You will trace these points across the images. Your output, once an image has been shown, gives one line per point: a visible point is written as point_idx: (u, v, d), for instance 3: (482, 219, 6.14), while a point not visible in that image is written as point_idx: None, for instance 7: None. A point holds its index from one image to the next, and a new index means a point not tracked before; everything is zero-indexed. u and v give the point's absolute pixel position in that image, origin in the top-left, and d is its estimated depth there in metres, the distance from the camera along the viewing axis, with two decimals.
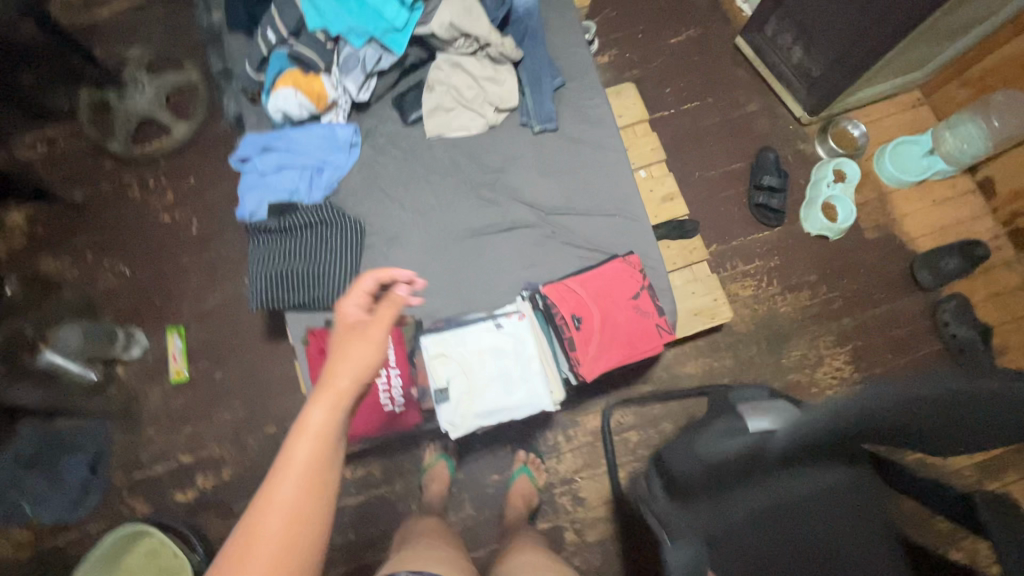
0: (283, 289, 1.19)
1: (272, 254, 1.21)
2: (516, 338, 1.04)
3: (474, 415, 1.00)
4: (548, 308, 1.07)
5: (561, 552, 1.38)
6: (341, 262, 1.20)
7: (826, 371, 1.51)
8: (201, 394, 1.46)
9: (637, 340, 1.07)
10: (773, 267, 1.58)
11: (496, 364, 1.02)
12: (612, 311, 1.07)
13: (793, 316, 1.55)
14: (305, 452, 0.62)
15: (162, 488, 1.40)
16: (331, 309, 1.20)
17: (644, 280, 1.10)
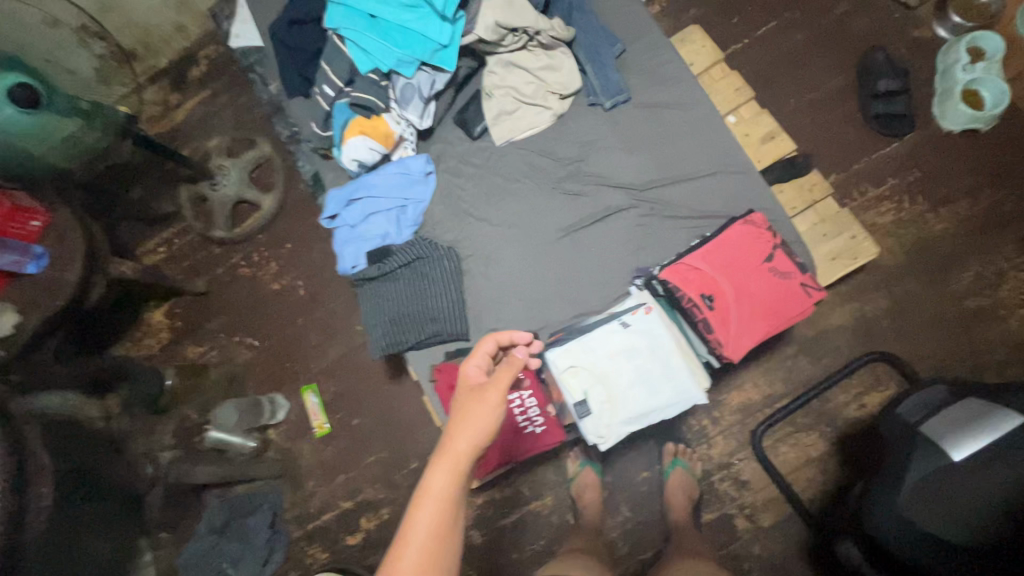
0: (398, 331, 1.21)
1: (380, 301, 1.23)
2: (646, 333, 0.97)
3: (621, 422, 0.95)
4: (672, 293, 0.99)
5: (736, 542, 1.28)
6: (446, 292, 1.19)
7: (1010, 288, 1.27)
8: (346, 442, 1.54)
9: (782, 307, 0.95)
10: (913, 181, 1.35)
11: (631, 364, 0.96)
12: (746, 281, 0.96)
13: (951, 233, 1.32)
14: (428, 513, 0.72)
15: (334, 534, 1.49)
16: (448, 341, 1.20)
17: (774, 239, 0.98)
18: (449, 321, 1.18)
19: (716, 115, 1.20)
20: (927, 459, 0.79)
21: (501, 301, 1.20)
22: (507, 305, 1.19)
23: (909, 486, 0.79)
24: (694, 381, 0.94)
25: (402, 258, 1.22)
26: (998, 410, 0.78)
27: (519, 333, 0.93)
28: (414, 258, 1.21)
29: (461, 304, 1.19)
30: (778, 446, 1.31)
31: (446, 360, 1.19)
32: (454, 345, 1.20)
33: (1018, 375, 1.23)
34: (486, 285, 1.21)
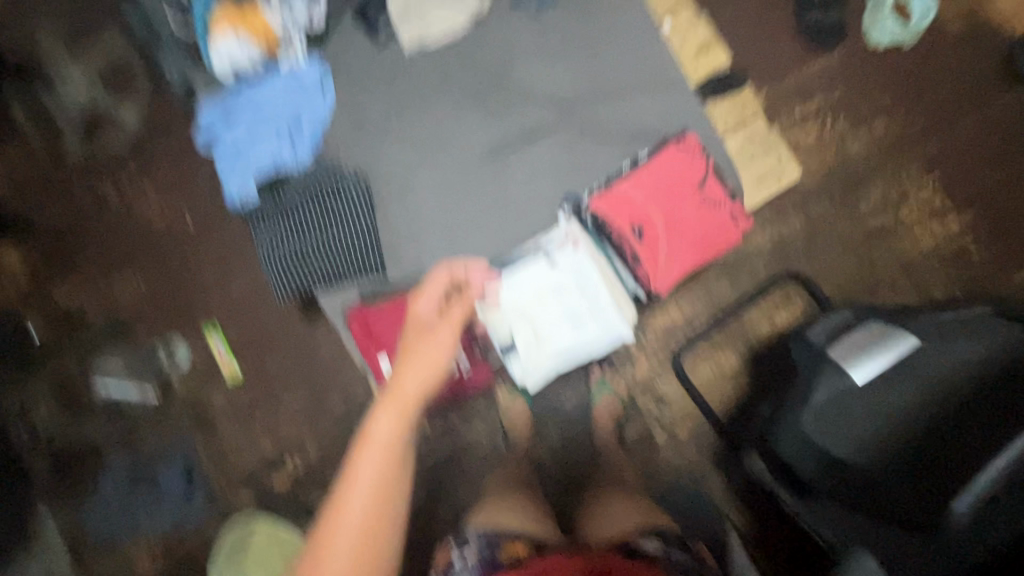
0: (304, 271, 1.07)
1: (279, 238, 1.07)
2: (574, 270, 0.93)
3: (549, 362, 0.93)
4: (601, 224, 0.95)
5: (657, 453, 1.36)
6: (356, 225, 1.06)
7: (911, 208, 1.34)
8: (262, 386, 1.43)
9: (710, 238, 0.94)
10: (838, 100, 1.34)
11: (560, 302, 0.93)
12: (676, 211, 0.93)
13: (867, 153, 1.34)
14: (374, 462, 0.68)
15: (257, 479, 1.42)
16: (363, 280, 1.08)
17: (707, 164, 0.94)
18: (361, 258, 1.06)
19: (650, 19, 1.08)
20: (831, 382, 0.85)
21: (419, 233, 1.09)
22: (425, 238, 1.09)
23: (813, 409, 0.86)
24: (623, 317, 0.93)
25: (303, 190, 1.06)
26: (898, 334, 0.84)
27: (475, 265, 0.86)
28: (317, 190, 1.06)
29: (375, 239, 1.07)
30: (697, 365, 1.37)
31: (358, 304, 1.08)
32: (369, 284, 1.10)
33: (908, 289, 1.34)
34: (401, 215, 1.09)
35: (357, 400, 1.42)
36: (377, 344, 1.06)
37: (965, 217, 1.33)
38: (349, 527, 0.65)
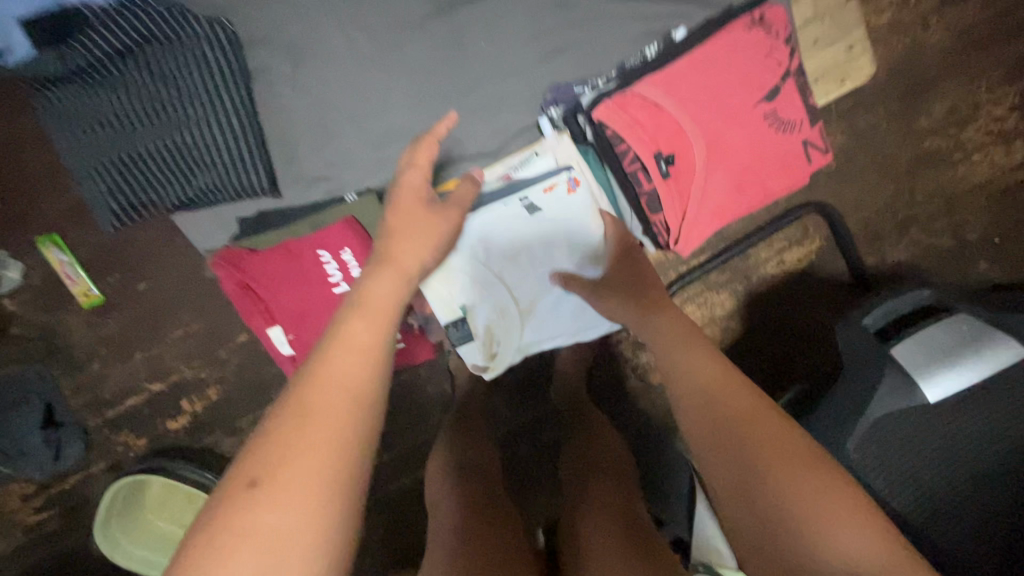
0: (146, 179, 0.73)
1: (95, 133, 0.72)
2: (558, 230, 0.76)
3: (513, 338, 0.78)
4: (613, 146, 0.72)
5: (629, 404, 1.17)
6: (220, 112, 0.72)
7: (978, 127, 1.06)
8: (135, 313, 1.10)
9: (762, 176, 0.76)
10: None
11: (535, 269, 0.77)
12: (725, 136, 0.73)
13: (946, 45, 1.01)
14: (363, 331, 0.52)
15: (146, 421, 1.16)
16: (238, 196, 0.75)
17: (779, 77, 0.73)
18: (232, 163, 0.73)
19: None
20: (893, 395, 0.62)
21: (326, 125, 0.75)
22: (341, 136, 0.75)
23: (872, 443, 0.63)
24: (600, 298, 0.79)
25: (131, 59, 0.70)
26: (997, 337, 0.60)
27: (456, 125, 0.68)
28: (153, 58, 0.70)
29: (248, 143, 0.73)
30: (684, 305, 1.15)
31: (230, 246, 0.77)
32: (251, 207, 0.78)
33: (945, 229, 1.11)
34: (298, 96, 0.74)
35: None
36: (264, 304, 0.78)
37: None
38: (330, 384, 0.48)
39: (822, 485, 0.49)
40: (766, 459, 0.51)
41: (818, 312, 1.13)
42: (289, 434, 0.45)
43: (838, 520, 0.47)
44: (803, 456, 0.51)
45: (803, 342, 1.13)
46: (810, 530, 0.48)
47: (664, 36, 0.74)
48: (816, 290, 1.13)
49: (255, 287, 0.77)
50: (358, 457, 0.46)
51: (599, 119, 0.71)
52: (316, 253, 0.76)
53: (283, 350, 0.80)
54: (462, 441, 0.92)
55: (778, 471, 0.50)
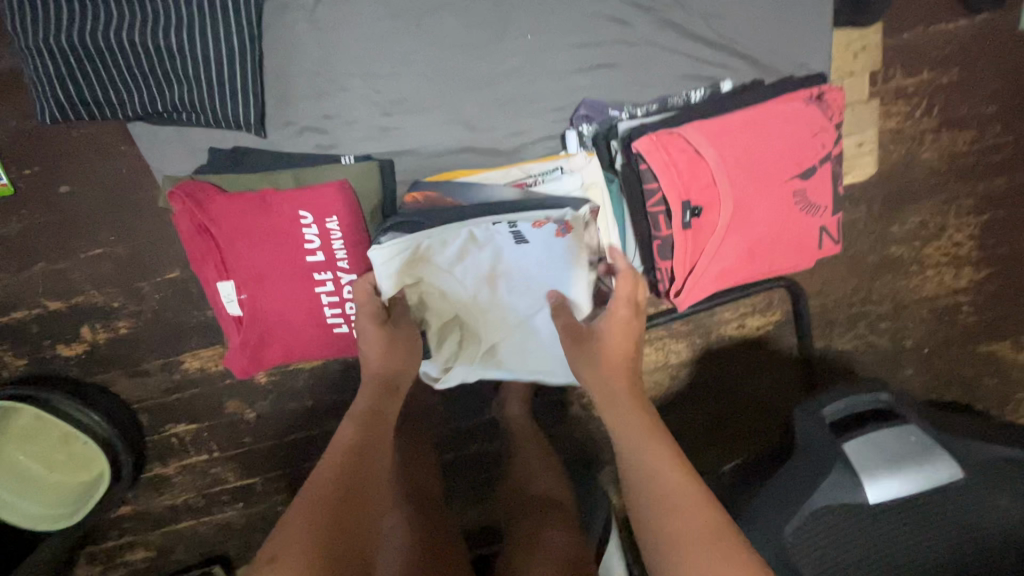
0: (109, 73, 0.63)
1: (51, 1, 0.60)
2: (542, 266, 0.67)
3: (469, 361, 0.71)
4: (643, 180, 0.67)
5: (567, 434, 1.13)
6: (213, 18, 0.61)
7: (939, 247, 1.14)
8: (44, 218, 0.94)
9: (776, 251, 0.72)
10: (944, 86, 1.02)
11: (508, 299, 0.69)
12: (752, 202, 0.68)
13: (934, 166, 1.07)
14: (351, 428, 0.60)
15: (34, 340, 1.01)
16: (213, 122, 0.65)
17: (818, 158, 0.69)
18: (217, 82, 0.63)
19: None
20: (836, 490, 0.64)
21: (333, 73, 0.67)
22: (350, 90, 0.68)
23: (811, 528, 0.64)
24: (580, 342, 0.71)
25: None
26: (939, 457, 0.63)
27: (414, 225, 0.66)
28: None
29: (240, 67, 0.63)
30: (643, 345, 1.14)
31: (195, 182, 0.67)
32: (230, 140, 0.70)
33: (886, 330, 1.19)
34: (308, 32, 0.65)
35: None
36: (220, 256, 0.68)
37: (979, 274, 1.17)
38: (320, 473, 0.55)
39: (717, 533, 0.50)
40: (664, 501, 0.53)
41: (760, 380, 1.18)
42: (291, 520, 0.50)
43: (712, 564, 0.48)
44: (701, 502, 0.53)
45: (737, 405, 1.18)
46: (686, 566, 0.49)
47: (712, 85, 0.72)
48: (764, 360, 1.18)
49: (215, 232, 0.66)
50: (351, 540, 0.50)
51: (638, 150, 0.65)
52: (295, 212, 0.67)
53: (230, 312, 0.69)
54: (404, 466, 0.85)
55: (677, 512, 0.52)
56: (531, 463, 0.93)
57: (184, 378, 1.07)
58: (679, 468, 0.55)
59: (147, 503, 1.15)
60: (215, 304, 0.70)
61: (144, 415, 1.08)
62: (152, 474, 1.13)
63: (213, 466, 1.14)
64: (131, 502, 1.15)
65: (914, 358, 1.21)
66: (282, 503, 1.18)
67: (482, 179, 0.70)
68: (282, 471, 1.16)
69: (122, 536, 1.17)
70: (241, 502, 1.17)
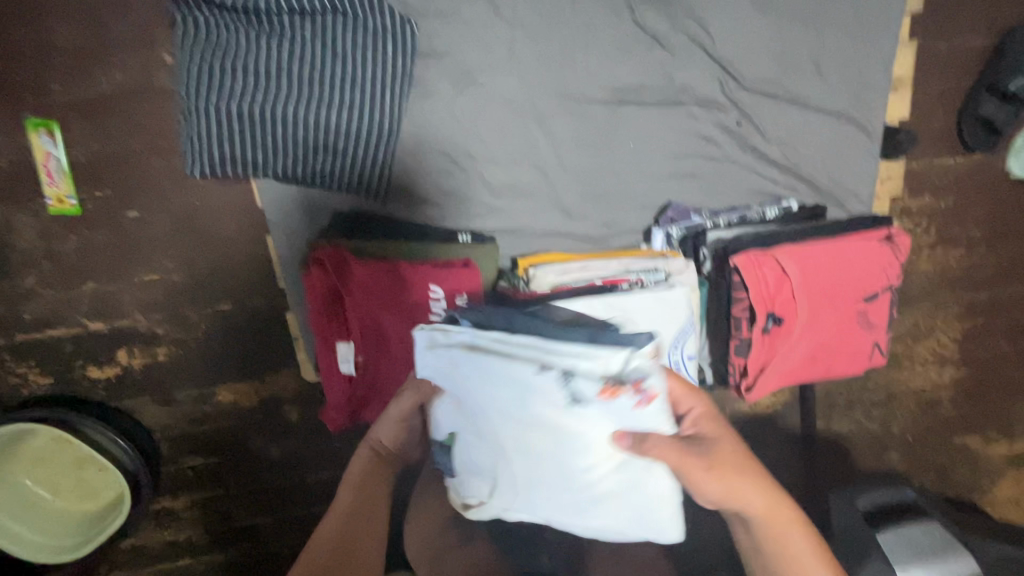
0: (260, 137, 0.69)
1: (225, 74, 0.67)
2: (617, 411, 0.55)
3: (496, 497, 0.60)
4: (733, 288, 0.74)
5: None
6: (366, 103, 0.70)
7: (927, 345, 1.27)
8: (106, 239, 0.93)
9: (834, 358, 0.80)
10: (943, 208, 1.16)
11: (564, 445, 0.56)
12: (825, 317, 0.76)
13: (929, 275, 1.21)
14: (347, 492, 0.69)
15: (66, 360, 0.98)
16: (346, 189, 0.72)
17: (882, 286, 0.77)
18: (357, 156, 0.71)
19: (892, 21, 0.78)
20: None
21: (458, 156, 0.74)
22: (470, 170, 0.75)
23: None
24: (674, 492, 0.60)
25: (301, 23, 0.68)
26: (958, 550, 0.71)
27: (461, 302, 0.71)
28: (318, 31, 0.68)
29: (386, 145, 0.71)
30: None
31: (334, 248, 0.69)
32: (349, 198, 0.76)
33: (878, 416, 1.30)
34: (442, 118, 0.73)
35: (253, 310, 1.00)
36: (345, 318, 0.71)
37: (958, 373, 1.30)
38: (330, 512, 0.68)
39: None
40: None
41: (766, 453, 1.25)
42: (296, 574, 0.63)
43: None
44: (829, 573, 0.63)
45: None
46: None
47: (783, 205, 0.81)
48: (770, 435, 1.26)
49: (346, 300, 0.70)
50: None
51: (735, 265, 0.73)
52: (426, 286, 0.70)
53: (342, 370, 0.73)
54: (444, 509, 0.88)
55: None
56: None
57: (215, 409, 1.05)
58: None
59: (147, 536, 1.10)
60: (327, 360, 0.73)
61: (165, 444, 1.05)
62: (161, 505, 1.09)
63: (229, 500, 1.11)
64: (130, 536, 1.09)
65: (900, 443, 1.32)
66: (292, 542, 1.15)
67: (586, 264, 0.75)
68: (300, 508, 1.13)
69: (115, 570, 1.10)
70: (251, 538, 1.13)
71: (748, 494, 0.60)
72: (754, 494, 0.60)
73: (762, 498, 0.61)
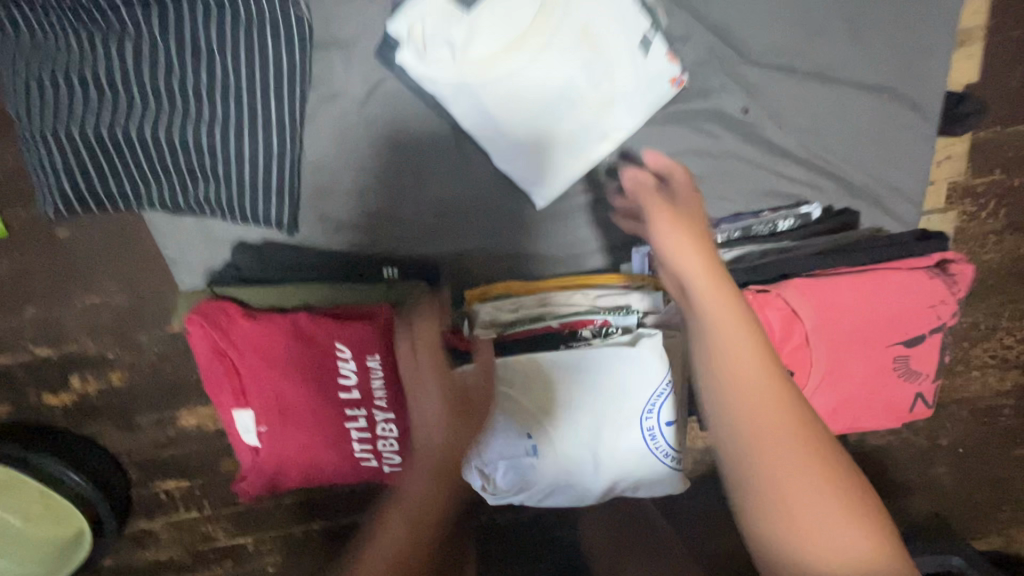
0: (121, 164, 0.65)
1: (70, 89, 0.63)
2: (663, 84, 0.66)
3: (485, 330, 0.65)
4: None
5: None
6: (227, 125, 0.65)
7: (988, 348, 1.07)
8: (42, 260, 0.86)
9: (862, 412, 0.68)
10: (1017, 187, 0.95)
11: (582, 73, 0.64)
12: (846, 365, 0.65)
13: (995, 267, 1.01)
14: (422, 482, 0.51)
15: (19, 386, 0.92)
16: (227, 215, 0.68)
17: (930, 329, 0.65)
18: (232, 182, 0.66)
19: None
20: None
21: (442, 162, 0.70)
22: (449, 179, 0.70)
23: None
24: (586, 166, 0.67)
25: (135, 38, 0.62)
26: None
27: (366, 328, 0.66)
28: (160, 47, 0.62)
29: (260, 171, 0.66)
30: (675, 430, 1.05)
31: (218, 302, 0.67)
32: (319, 209, 0.71)
33: (922, 428, 1.12)
34: (420, 125, 0.69)
35: None
36: (238, 381, 0.67)
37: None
38: (415, 489, 0.51)
39: (830, 515, 0.45)
40: (742, 435, 0.46)
41: None
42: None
43: (830, 524, 0.45)
44: (789, 412, 0.47)
45: None
46: (804, 556, 0.45)
47: (801, 213, 0.70)
48: None
49: (237, 361, 0.65)
50: None
51: None
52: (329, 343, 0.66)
53: (247, 439, 0.68)
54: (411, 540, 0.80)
55: (783, 497, 0.45)
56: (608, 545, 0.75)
57: (179, 434, 0.98)
58: (783, 421, 0.47)
59: (130, 557, 1.05)
60: (231, 428, 0.69)
61: (132, 469, 1.00)
62: (138, 528, 1.03)
63: (204, 524, 1.03)
64: (113, 555, 1.04)
65: (954, 458, 1.14)
66: (273, 565, 1.06)
67: (545, 300, 0.66)
68: (280, 532, 1.05)
69: None
70: (231, 560, 1.05)
71: (684, 257, 0.51)
72: (717, 285, 0.50)
73: (713, 296, 0.49)
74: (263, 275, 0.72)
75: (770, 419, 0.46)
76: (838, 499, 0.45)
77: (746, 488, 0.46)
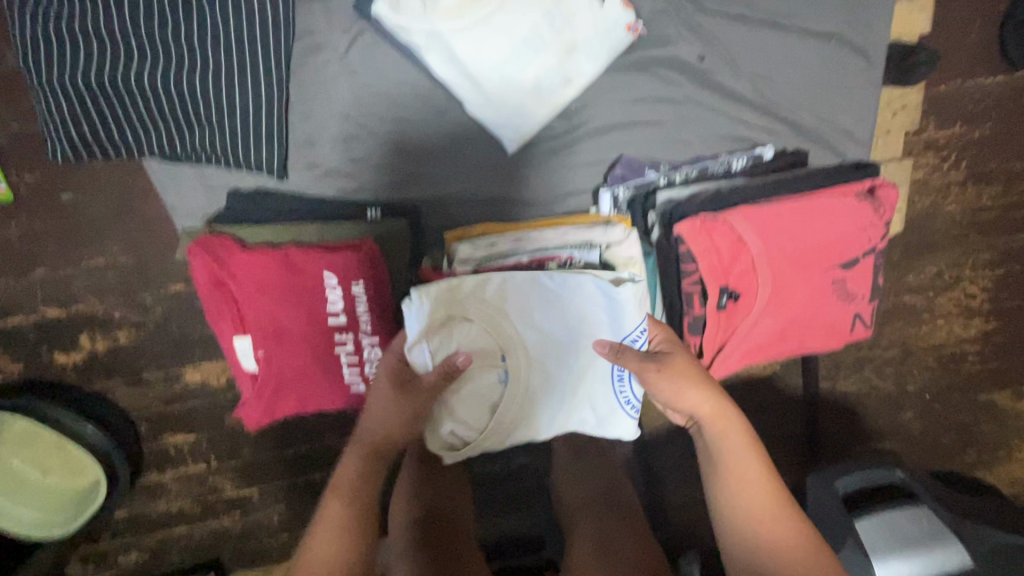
0: (121, 111, 0.69)
1: (67, 38, 0.67)
2: (623, 29, 0.71)
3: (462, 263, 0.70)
4: (680, 253, 0.68)
5: None
6: (218, 73, 0.69)
7: (952, 297, 1.13)
8: (47, 224, 0.91)
9: (806, 333, 0.75)
10: (976, 139, 1.00)
11: (547, 19, 0.68)
12: (791, 287, 0.71)
13: (957, 218, 1.06)
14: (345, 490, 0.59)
15: (30, 346, 0.98)
16: (220, 161, 0.73)
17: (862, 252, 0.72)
18: (223, 126, 0.71)
19: None
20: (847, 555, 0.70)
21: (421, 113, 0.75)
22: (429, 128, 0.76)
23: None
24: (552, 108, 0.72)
25: None
26: (946, 542, 0.70)
27: (350, 257, 0.71)
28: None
29: (251, 118, 0.71)
30: None
31: (215, 236, 0.72)
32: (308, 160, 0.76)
33: (891, 375, 1.17)
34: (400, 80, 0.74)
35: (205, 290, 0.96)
36: (237, 310, 0.72)
37: (987, 326, 1.16)
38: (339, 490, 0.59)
39: (770, 505, 0.60)
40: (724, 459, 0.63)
41: (766, 418, 1.14)
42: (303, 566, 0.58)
43: (776, 527, 0.59)
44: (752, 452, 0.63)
45: None
46: (758, 536, 0.59)
47: (754, 154, 0.77)
48: (775, 402, 1.14)
49: (235, 290, 0.71)
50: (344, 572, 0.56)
51: (680, 232, 0.67)
52: (320, 272, 0.72)
53: (246, 365, 0.74)
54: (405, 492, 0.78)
55: (739, 478, 0.62)
56: (581, 479, 0.86)
57: (183, 389, 1.03)
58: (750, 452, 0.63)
59: (139, 510, 1.10)
60: (232, 355, 0.75)
61: (140, 424, 1.05)
62: (146, 481, 1.08)
63: (209, 475, 1.09)
64: (123, 507, 1.09)
65: (924, 404, 1.19)
66: (278, 515, 1.12)
67: (518, 239, 0.72)
68: (281, 483, 1.10)
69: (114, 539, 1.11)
70: (236, 511, 1.11)
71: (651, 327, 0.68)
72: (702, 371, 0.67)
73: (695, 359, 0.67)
74: (257, 221, 0.76)
75: (736, 455, 0.62)
76: (779, 503, 0.60)
77: (728, 505, 0.61)
